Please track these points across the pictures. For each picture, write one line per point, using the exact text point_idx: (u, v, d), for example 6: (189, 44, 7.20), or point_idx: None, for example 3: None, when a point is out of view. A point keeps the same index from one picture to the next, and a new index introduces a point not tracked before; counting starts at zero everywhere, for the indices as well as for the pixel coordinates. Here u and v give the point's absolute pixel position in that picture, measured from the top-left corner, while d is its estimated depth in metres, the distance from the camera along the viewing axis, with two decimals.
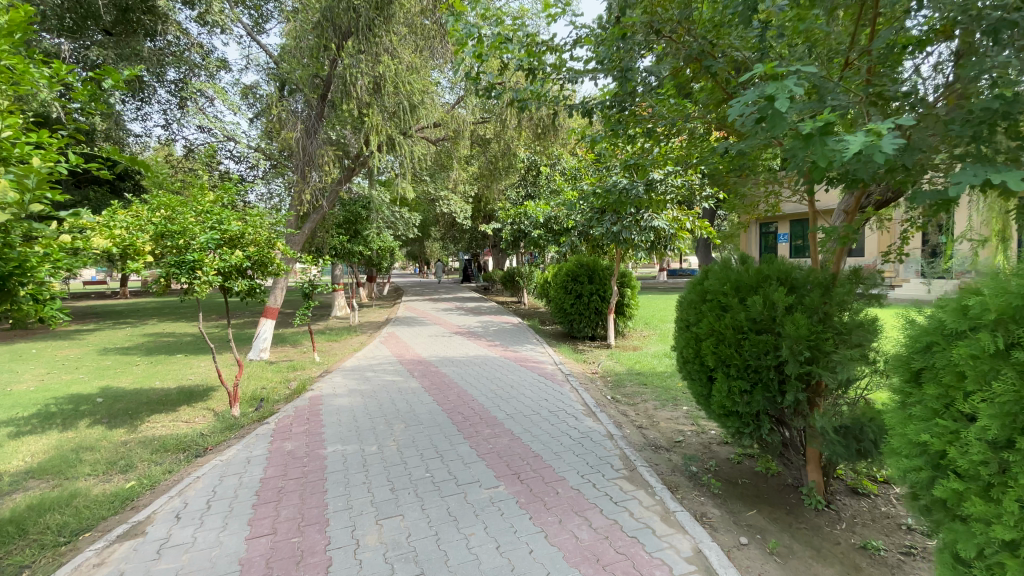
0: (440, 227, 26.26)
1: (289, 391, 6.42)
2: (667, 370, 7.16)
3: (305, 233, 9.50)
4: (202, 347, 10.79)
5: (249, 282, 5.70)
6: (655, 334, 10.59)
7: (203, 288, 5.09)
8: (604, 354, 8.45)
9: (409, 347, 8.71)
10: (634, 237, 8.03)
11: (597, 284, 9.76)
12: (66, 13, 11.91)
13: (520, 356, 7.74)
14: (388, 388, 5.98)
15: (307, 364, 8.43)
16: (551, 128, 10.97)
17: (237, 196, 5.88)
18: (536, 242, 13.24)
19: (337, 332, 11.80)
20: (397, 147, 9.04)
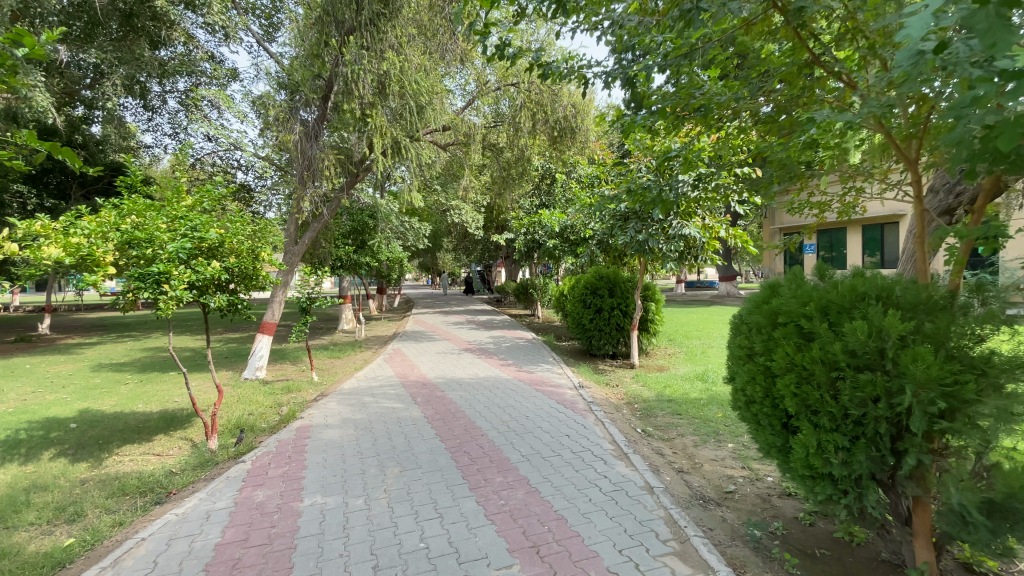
0: (452, 238, 25.68)
1: (277, 419, 5.70)
2: (702, 396, 6.35)
3: (305, 243, 8.81)
4: (199, 364, 10.17)
5: (230, 297, 5.01)
6: (681, 352, 9.76)
7: (170, 305, 4.35)
8: (628, 376, 7.65)
9: (413, 366, 7.97)
10: (662, 247, 7.23)
11: (618, 298, 9.00)
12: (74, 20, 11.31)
13: (535, 377, 6.96)
14: (386, 417, 5.25)
15: (305, 385, 7.73)
16: (568, 131, 10.26)
17: (220, 200, 5.19)
18: (551, 252, 12.49)
19: (340, 348, 11.10)
20: (403, 151, 8.40)
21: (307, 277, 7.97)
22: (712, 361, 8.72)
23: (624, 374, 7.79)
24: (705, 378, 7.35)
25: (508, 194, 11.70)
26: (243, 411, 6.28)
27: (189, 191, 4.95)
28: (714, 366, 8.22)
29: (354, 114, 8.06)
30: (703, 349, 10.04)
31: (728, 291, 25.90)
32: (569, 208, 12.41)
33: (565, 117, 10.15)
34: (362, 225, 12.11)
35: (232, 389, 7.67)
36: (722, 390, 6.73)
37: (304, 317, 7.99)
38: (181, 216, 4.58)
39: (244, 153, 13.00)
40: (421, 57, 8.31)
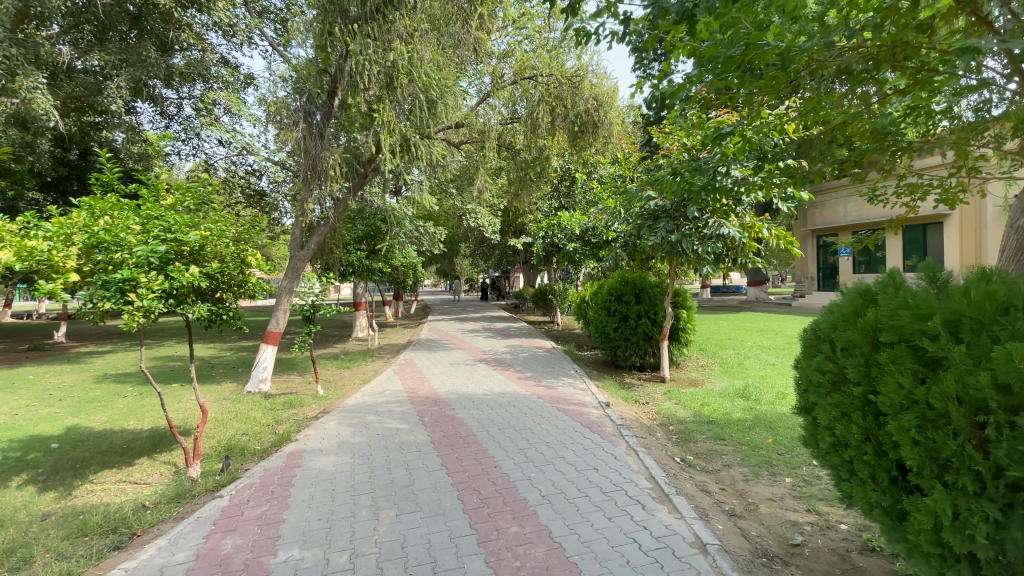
0: (470, 243, 25.16)
1: (270, 442, 5.15)
2: (745, 418, 5.62)
3: (312, 248, 8.15)
4: (204, 374, 9.77)
5: (212, 307, 4.49)
6: (715, 365, 9.00)
7: (135, 319, 3.87)
8: (659, 392, 6.94)
9: (424, 379, 7.39)
10: (697, 249, 6.52)
11: (646, 305, 8.31)
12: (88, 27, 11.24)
13: (555, 393, 6.30)
14: (388, 441, 4.65)
15: (308, 399, 7.20)
16: (590, 127, 9.60)
17: (205, 198, 4.65)
18: (572, 257, 11.81)
19: (351, 358, 10.58)
20: (413, 147, 7.84)
21: (311, 285, 7.46)
22: (750, 375, 7.96)
23: (654, 390, 7.09)
24: (746, 396, 6.61)
25: (526, 195, 11.08)
26: (237, 430, 5.76)
27: (169, 187, 4.41)
28: (754, 381, 7.46)
29: (361, 112, 7.57)
30: (739, 360, 9.26)
31: (757, 296, 24.87)
32: (591, 210, 11.74)
33: (586, 111, 9.47)
34: (374, 230, 11.63)
35: (232, 403, 7.17)
36: (768, 410, 5.99)
37: (308, 328, 7.45)
38: (155, 215, 4.06)
39: (257, 157, 12.70)
40: (434, 54, 7.80)
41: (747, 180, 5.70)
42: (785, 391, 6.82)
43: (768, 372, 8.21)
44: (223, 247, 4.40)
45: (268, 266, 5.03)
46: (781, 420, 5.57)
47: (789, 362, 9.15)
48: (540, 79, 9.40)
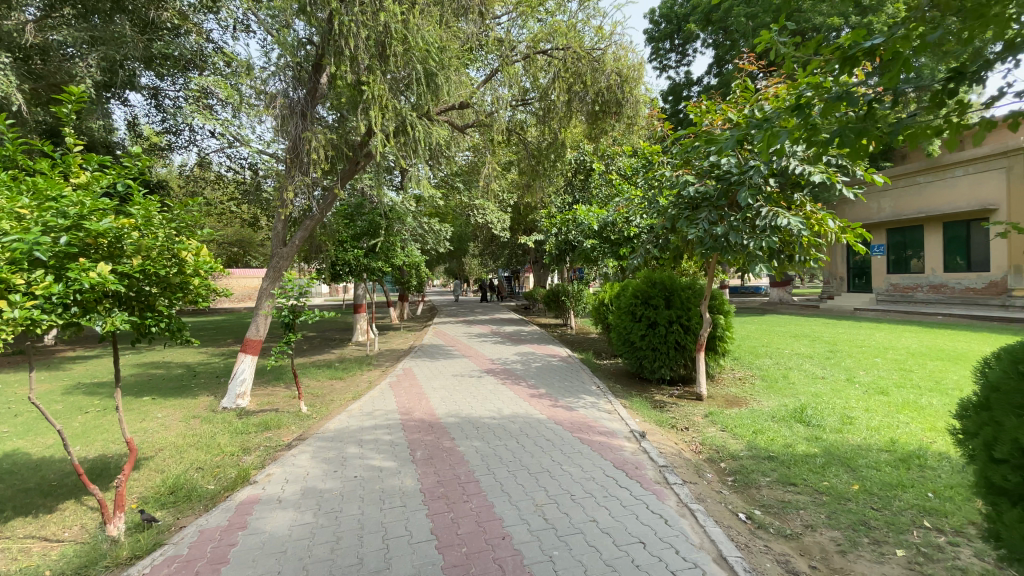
0: (479, 242, 24.12)
1: (225, 483, 4.14)
2: (812, 454, 4.57)
3: (295, 246, 7.02)
4: (185, 385, 8.81)
5: (134, 319, 3.41)
6: (755, 378, 7.91)
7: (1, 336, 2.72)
8: (698, 414, 5.90)
9: (422, 396, 6.33)
10: (746, 244, 5.42)
11: (677, 309, 7.25)
12: (65, 8, 10.19)
13: (576, 418, 5.23)
14: (364, 489, 3.61)
15: (287, 419, 6.20)
16: (612, 108, 8.52)
17: (136, 177, 3.61)
18: (588, 255, 10.73)
19: (346, 366, 9.60)
20: (410, 127, 6.87)
21: (290, 285, 6.41)
22: (800, 392, 6.87)
23: (692, 411, 6.04)
24: (806, 420, 5.53)
25: (538, 186, 9.98)
26: (194, 462, 4.76)
27: (83, 161, 3.39)
28: (809, 400, 6.36)
29: (349, 85, 6.53)
30: (781, 373, 8.16)
31: (781, 297, 23.58)
32: (610, 204, 10.66)
33: (607, 88, 8.38)
34: (373, 225, 10.64)
35: (200, 424, 6.19)
36: (838, 442, 4.91)
37: (288, 337, 6.45)
38: (50, 195, 3.02)
39: (249, 148, 11.74)
40: (434, 27, 6.82)
41: (789, 146, 5.05)
42: (849, 415, 5.74)
43: (819, 388, 7.11)
44: (148, 239, 3.32)
45: (217, 265, 3.97)
46: (859, 458, 4.49)
47: (840, 374, 8.04)
48: (554, 53, 8.32)
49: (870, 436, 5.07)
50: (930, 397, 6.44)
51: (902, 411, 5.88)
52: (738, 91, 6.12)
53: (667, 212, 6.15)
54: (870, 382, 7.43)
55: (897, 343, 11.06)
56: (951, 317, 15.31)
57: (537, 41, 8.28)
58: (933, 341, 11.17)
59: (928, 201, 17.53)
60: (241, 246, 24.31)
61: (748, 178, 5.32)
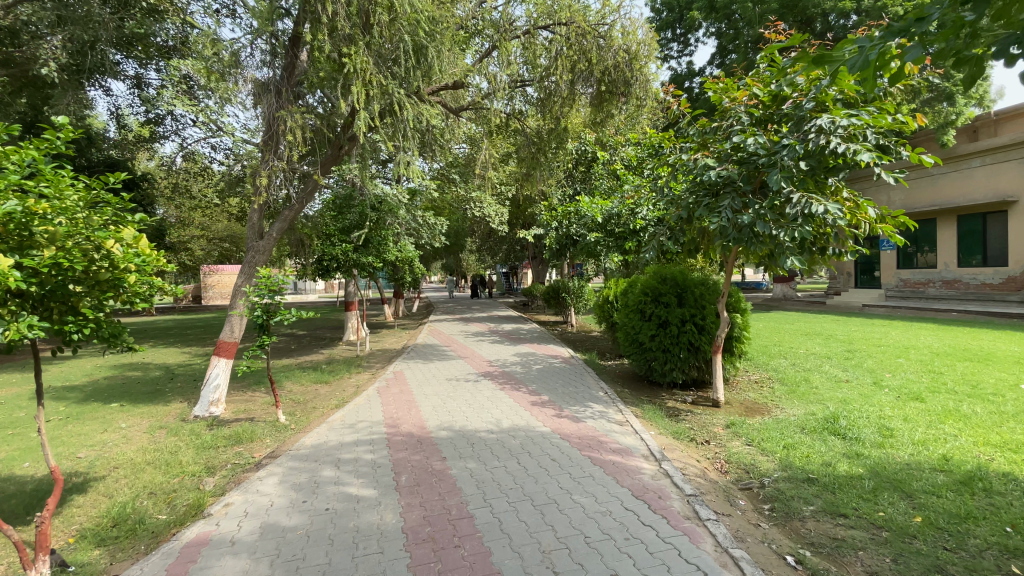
0: (477, 236, 23.42)
1: (175, 515, 3.52)
2: (858, 477, 3.99)
3: (272, 238, 6.38)
4: (159, 389, 8.17)
5: (46, 325, 2.78)
6: (773, 382, 7.32)
7: None
8: (719, 425, 5.30)
9: (412, 404, 5.71)
10: (775, 235, 4.80)
11: (690, 307, 6.65)
12: None
13: (584, 431, 4.62)
14: (337, 528, 3.00)
15: (262, 431, 5.58)
16: (619, 89, 7.88)
17: (59, 149, 2.93)
18: (592, 249, 10.15)
19: (333, 368, 8.97)
20: (398, 107, 6.24)
21: (264, 281, 5.75)
22: (826, 398, 6.29)
23: (711, 421, 5.45)
24: (841, 433, 4.93)
25: (538, 175, 9.34)
26: (147, 486, 4.14)
27: None
28: (839, 409, 5.78)
29: (328, 58, 5.86)
30: (802, 375, 7.58)
31: (785, 293, 23.01)
32: (615, 195, 10.05)
33: (614, 66, 7.73)
34: (362, 218, 9.99)
35: (166, 436, 5.56)
36: (883, 461, 4.32)
37: (261, 340, 5.80)
38: None
39: (231, 135, 11.03)
40: None
41: (829, 121, 4.41)
42: (887, 426, 5.16)
43: (846, 394, 6.53)
44: (60, 226, 2.64)
45: (159, 260, 3.31)
46: (913, 481, 3.91)
47: (866, 377, 7.46)
48: (557, 28, 7.64)
49: (918, 452, 4.49)
50: (971, 404, 5.88)
51: (944, 421, 5.32)
52: (760, 66, 5.49)
53: (684, 199, 5.52)
54: (899, 386, 6.86)
55: (916, 342, 10.51)
56: (966, 313, 14.77)
57: (538, 15, 7.59)
58: (954, 339, 10.61)
59: (942, 192, 17.00)
60: (231, 242, 23.57)
61: (778, 161, 4.69)
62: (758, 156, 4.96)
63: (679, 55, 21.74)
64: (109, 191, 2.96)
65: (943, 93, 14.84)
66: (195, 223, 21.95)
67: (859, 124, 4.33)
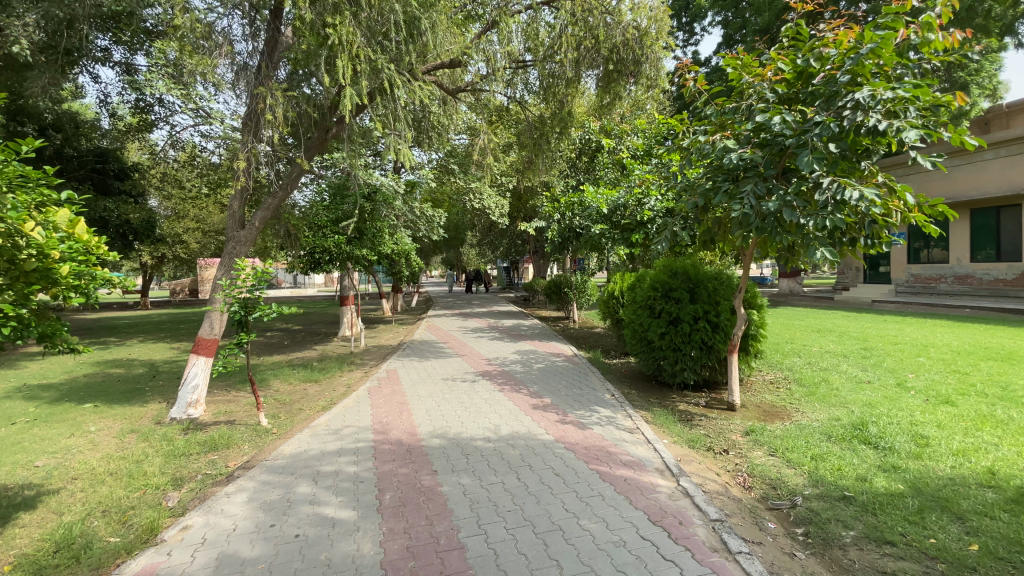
0: (477, 230, 22.93)
1: (126, 539, 3.09)
2: (899, 495, 3.55)
3: (255, 227, 5.93)
4: (139, 388, 7.74)
5: None
6: (789, 383, 6.88)
7: None
8: (737, 432, 4.87)
9: (404, 408, 5.27)
10: (802, 223, 4.33)
11: (703, 303, 6.22)
12: None
13: (590, 439, 4.17)
14: (306, 561, 2.57)
15: (241, 437, 5.15)
16: (627, 68, 7.35)
17: None
18: (596, 242, 9.69)
19: (325, 365, 8.55)
20: (388, 85, 5.78)
21: (243, 274, 5.30)
22: (849, 401, 5.84)
23: (729, 427, 5.01)
24: (873, 443, 4.49)
25: (540, 163, 8.85)
26: (104, 501, 3.72)
27: None
28: (865, 414, 5.34)
29: (312, 31, 5.40)
30: (819, 376, 7.13)
31: (791, 288, 22.52)
32: (621, 185, 9.58)
33: (622, 44, 7.19)
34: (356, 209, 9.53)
35: (136, 442, 5.13)
36: (922, 475, 3.88)
37: (237, 337, 5.34)
38: None
39: (218, 121, 10.54)
40: None
41: (867, 96, 3.93)
42: (921, 433, 4.72)
43: (869, 396, 6.07)
44: None
45: (101, 248, 2.86)
46: (960, 499, 3.46)
47: (888, 378, 7.00)
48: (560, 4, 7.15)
49: (960, 465, 4.05)
50: (1007, 409, 5.42)
51: (981, 428, 4.87)
52: (784, 39, 5.01)
53: (701, 186, 5.05)
54: (925, 388, 6.42)
55: (935, 339, 10.05)
56: (980, 310, 14.31)
57: None
58: (974, 337, 10.15)
59: (953, 185, 16.45)
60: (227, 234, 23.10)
61: (807, 141, 4.22)
62: (783, 137, 4.50)
63: (686, 44, 21.18)
64: (27, 162, 2.48)
65: (958, 83, 14.32)
66: (190, 216, 21.49)
67: (901, 98, 3.86)
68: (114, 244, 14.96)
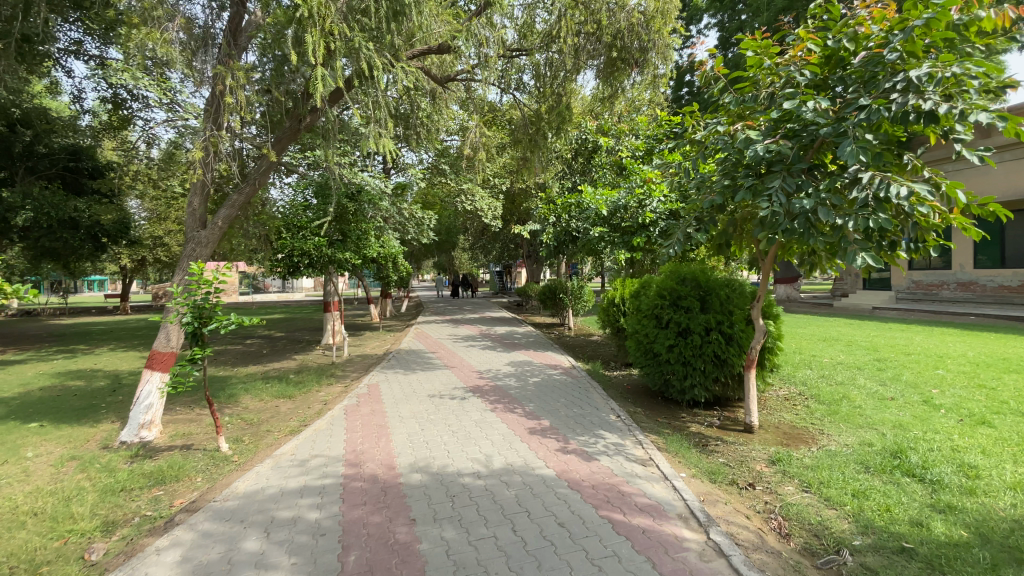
0: (470, 234, 22.31)
1: None
2: (964, 543, 2.96)
3: (218, 227, 5.30)
4: (96, 404, 7.06)
5: None
6: (806, 400, 6.31)
7: None
8: (760, 461, 4.29)
9: (383, 432, 4.65)
10: (839, 224, 3.79)
11: (716, 312, 5.66)
12: None
13: (598, 475, 3.55)
14: None
15: (194, 466, 4.50)
16: (631, 56, 6.77)
17: None
18: (595, 246, 9.13)
19: (302, 378, 7.88)
20: (366, 68, 5.19)
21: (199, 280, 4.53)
22: (876, 422, 5.29)
23: (751, 454, 4.43)
24: (917, 475, 3.92)
25: (536, 162, 8.26)
26: (10, 556, 3.08)
27: None
28: (898, 438, 4.77)
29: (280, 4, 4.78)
30: (838, 391, 6.56)
31: (788, 294, 22.09)
32: (621, 186, 9.03)
33: (626, 29, 6.60)
34: (339, 209, 8.91)
35: (74, 472, 4.49)
36: (984, 517, 3.31)
37: (191, 353, 4.48)
38: None
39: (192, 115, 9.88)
40: None
41: (920, 75, 3.38)
42: (968, 462, 4.15)
43: (897, 415, 5.52)
44: None
45: None
46: None
47: (912, 393, 6.46)
48: None
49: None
50: None
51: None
52: (811, 18, 4.45)
53: (719, 183, 4.49)
54: (955, 406, 5.87)
55: (948, 350, 9.57)
56: (985, 318, 13.90)
57: None
58: (988, 347, 9.68)
59: None
60: None
61: (847, 130, 3.66)
62: (815, 126, 3.95)
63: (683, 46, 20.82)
64: None
65: None
66: (171, 219, 20.72)
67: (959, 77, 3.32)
68: (85, 246, 14.17)
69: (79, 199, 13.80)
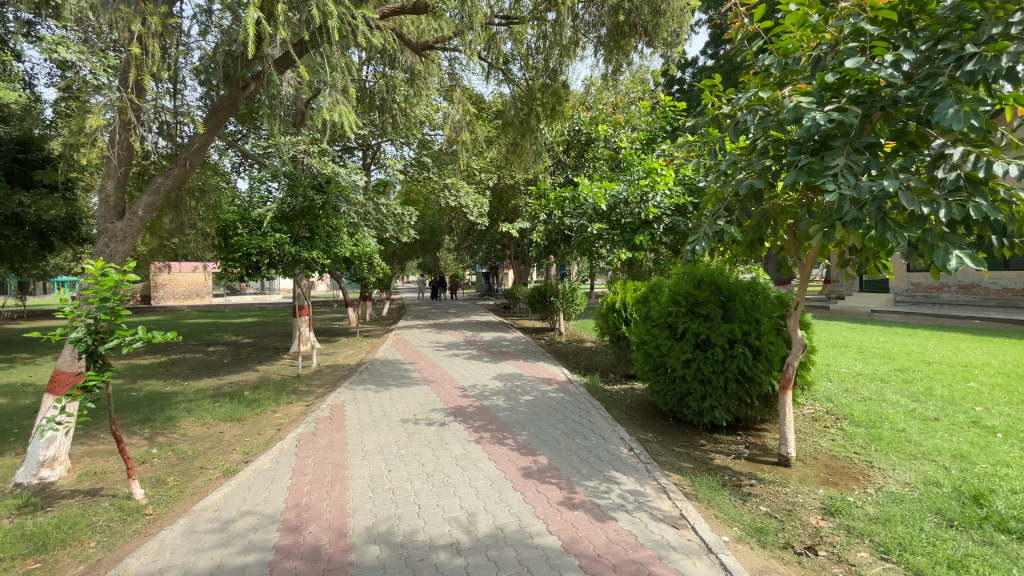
0: (456, 233, 21.26)
1: None
2: None
3: (137, 216, 4.32)
4: (7, 429, 5.94)
5: None
6: (840, 423, 5.48)
7: None
8: (814, 512, 3.42)
9: (339, 475, 3.70)
10: (923, 212, 2.94)
11: (740, 321, 4.83)
12: None
13: (620, 547, 2.64)
14: None
15: (92, 523, 3.49)
16: (641, 22, 5.82)
17: None
18: (593, 245, 8.21)
19: (257, 395, 6.83)
20: (320, 17, 4.25)
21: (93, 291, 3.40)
22: (931, 452, 4.47)
23: (798, 501, 3.56)
24: (1016, 533, 3.10)
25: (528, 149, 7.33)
26: None
27: None
28: (967, 475, 3.95)
29: None
30: (872, 410, 5.77)
31: None
32: (621, 178, 8.16)
33: None
34: (305, 202, 7.89)
35: None
36: None
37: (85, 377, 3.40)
38: None
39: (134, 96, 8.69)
40: None
41: None
42: None
43: (951, 443, 4.71)
44: None
45: None
46: None
47: (957, 413, 5.66)
48: None
49: None
50: None
51: None
52: None
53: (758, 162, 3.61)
54: (1012, 429, 5.08)
55: (969, 357, 8.87)
56: (992, 322, 13.33)
57: None
58: (1011, 355, 9.00)
59: None
60: None
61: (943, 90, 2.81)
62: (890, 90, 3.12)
63: None
64: None
65: None
66: None
67: None
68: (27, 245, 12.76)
69: (23, 192, 12.47)
